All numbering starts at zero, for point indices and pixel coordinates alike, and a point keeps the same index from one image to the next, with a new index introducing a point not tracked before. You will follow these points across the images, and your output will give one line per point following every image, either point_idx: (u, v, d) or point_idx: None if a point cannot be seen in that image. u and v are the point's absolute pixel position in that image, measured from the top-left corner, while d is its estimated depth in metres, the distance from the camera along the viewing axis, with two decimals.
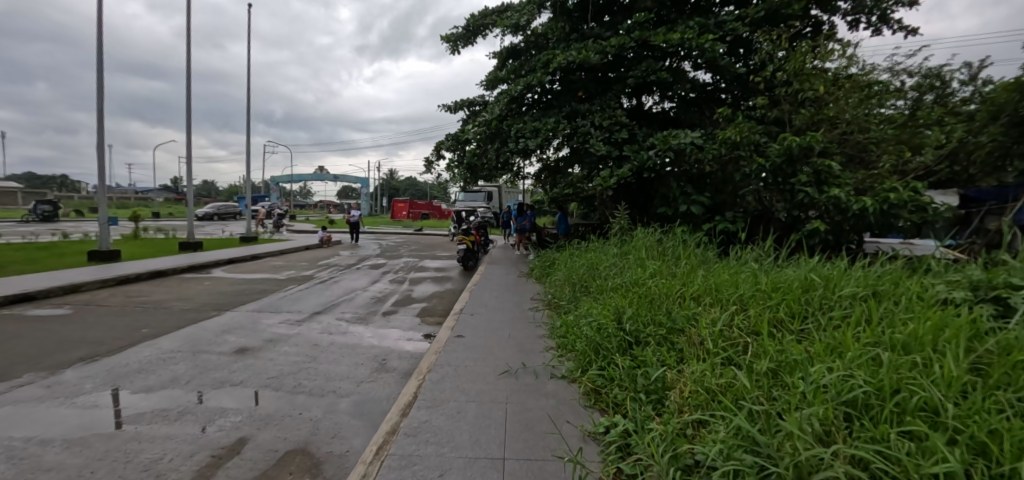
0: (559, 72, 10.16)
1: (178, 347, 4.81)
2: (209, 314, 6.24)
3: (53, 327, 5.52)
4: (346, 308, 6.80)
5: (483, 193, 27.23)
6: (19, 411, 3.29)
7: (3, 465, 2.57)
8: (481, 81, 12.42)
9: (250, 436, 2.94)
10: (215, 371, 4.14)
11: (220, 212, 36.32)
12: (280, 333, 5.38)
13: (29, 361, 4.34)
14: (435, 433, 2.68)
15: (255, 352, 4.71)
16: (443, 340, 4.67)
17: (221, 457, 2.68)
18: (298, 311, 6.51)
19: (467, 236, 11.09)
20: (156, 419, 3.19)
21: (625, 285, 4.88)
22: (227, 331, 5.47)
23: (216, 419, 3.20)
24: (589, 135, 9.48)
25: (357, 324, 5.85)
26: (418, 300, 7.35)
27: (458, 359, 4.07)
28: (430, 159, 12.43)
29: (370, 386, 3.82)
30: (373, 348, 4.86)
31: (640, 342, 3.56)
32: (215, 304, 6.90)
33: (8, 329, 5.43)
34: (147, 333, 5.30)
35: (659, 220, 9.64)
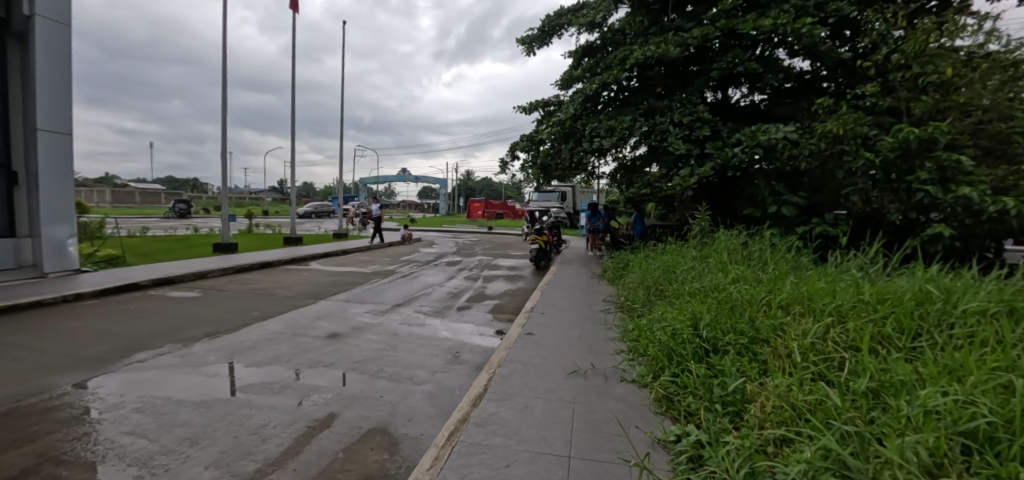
0: (637, 68, 9.90)
1: (281, 329, 5.45)
2: (306, 302, 6.95)
3: (185, 307, 6.53)
4: (423, 301, 7.20)
5: (557, 193, 27.16)
6: (162, 374, 3.98)
7: (149, 418, 3.13)
8: (556, 81, 12.42)
9: (338, 412, 3.25)
10: (310, 352, 4.63)
11: (317, 211, 40.40)
12: (365, 322, 5.86)
13: (168, 334, 5.19)
14: (502, 425, 2.77)
15: (344, 338, 5.18)
16: (514, 337, 4.77)
17: (314, 429, 3.00)
18: (381, 303, 7.01)
19: (540, 236, 11.12)
20: (263, 390, 3.66)
21: (705, 290, 4.61)
22: (320, 317, 6.07)
23: (310, 395, 3.58)
24: (668, 133, 9.09)
25: (433, 318, 6.18)
26: (490, 297, 7.56)
27: (527, 356, 4.14)
28: (505, 159, 12.60)
29: (443, 376, 4.03)
30: (447, 341, 5.12)
31: (718, 350, 3.37)
32: (311, 293, 7.67)
33: (153, 307, 6.53)
34: (256, 316, 6.06)
35: (745, 222, 9.03)
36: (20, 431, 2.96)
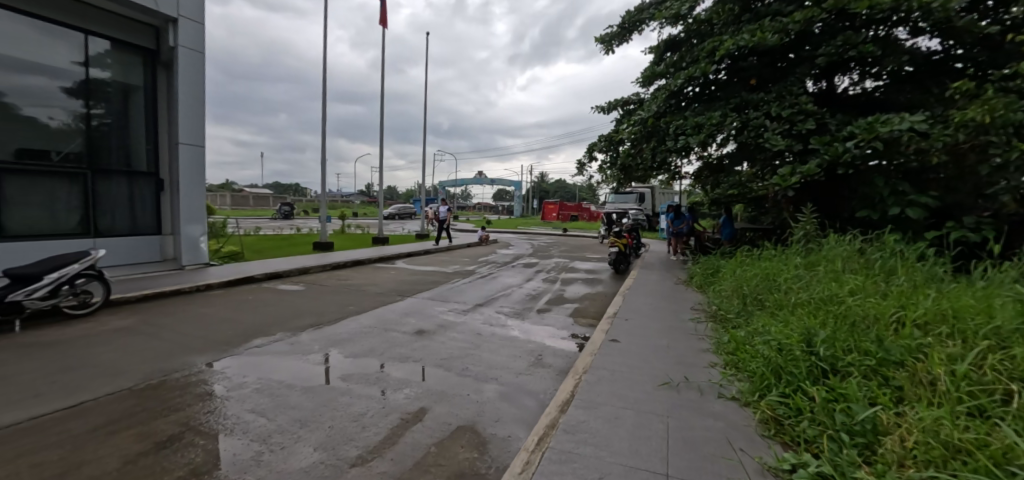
0: (727, 60, 9.25)
1: (373, 324, 5.83)
2: (395, 299, 7.38)
3: (292, 299, 7.26)
4: (503, 302, 7.30)
5: (636, 194, 25.70)
6: (277, 359, 4.44)
7: (268, 398, 3.50)
8: (636, 78, 11.95)
9: (429, 407, 3.37)
10: (400, 347, 4.88)
11: (401, 213, 42.98)
12: (449, 320, 6.07)
13: (279, 323, 5.80)
14: (593, 435, 2.68)
15: (430, 335, 5.40)
16: (597, 343, 4.64)
17: (408, 421, 3.14)
18: (463, 302, 7.23)
19: (620, 239, 10.77)
20: (361, 380, 3.92)
21: (815, 302, 4.12)
22: (407, 314, 6.40)
23: (403, 388, 3.76)
24: (763, 128, 8.33)
25: (513, 319, 6.23)
26: (569, 300, 7.46)
27: (613, 363, 4.00)
28: (582, 161, 12.37)
29: (527, 378, 4.02)
30: (528, 343, 5.12)
31: (838, 372, 2.97)
32: (398, 290, 8.14)
33: (266, 298, 7.34)
34: (352, 310, 6.55)
35: (859, 225, 7.97)
36: (168, 401, 3.45)
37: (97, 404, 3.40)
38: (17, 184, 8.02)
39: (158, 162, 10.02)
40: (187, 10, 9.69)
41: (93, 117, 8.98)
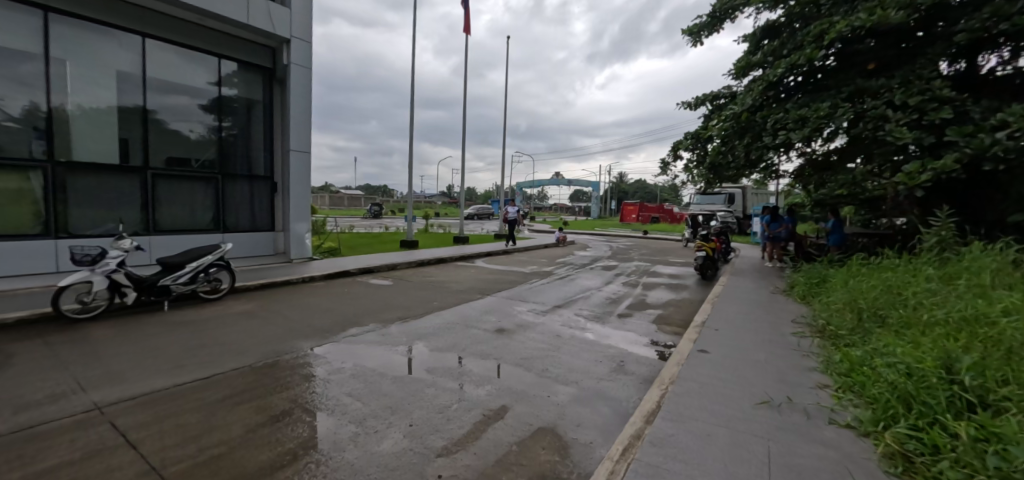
0: (838, 43, 8.26)
1: (457, 320, 6.07)
2: (475, 297, 7.62)
3: (382, 293, 7.81)
4: (582, 305, 7.20)
5: (724, 195, 24.03)
6: (371, 348, 4.80)
7: (364, 384, 3.80)
8: (728, 71, 11.11)
9: (510, 406, 3.43)
10: (482, 344, 5.02)
11: (480, 213, 44.34)
12: (529, 321, 6.12)
13: (372, 315, 6.27)
14: (682, 451, 2.53)
15: (510, 334, 5.49)
16: (684, 353, 4.38)
17: (490, 418, 3.22)
18: (542, 303, 7.26)
19: (708, 243, 10.08)
20: (446, 374, 4.09)
21: (956, 322, 3.52)
22: (488, 312, 6.56)
23: (485, 384, 3.86)
24: (885, 119, 7.30)
25: (593, 323, 6.11)
26: (652, 306, 7.15)
27: (702, 376, 3.76)
28: (667, 160, 11.77)
29: (608, 385, 3.92)
30: (609, 348, 4.99)
31: (989, 406, 2.50)
32: (479, 288, 8.39)
33: (361, 291, 7.98)
34: (436, 306, 6.88)
35: (1013, 231, 6.67)
36: (280, 380, 3.88)
37: (226, 377, 3.93)
38: (168, 187, 9.56)
39: (273, 167, 11.35)
40: (299, 31, 10.83)
41: (224, 129, 10.42)
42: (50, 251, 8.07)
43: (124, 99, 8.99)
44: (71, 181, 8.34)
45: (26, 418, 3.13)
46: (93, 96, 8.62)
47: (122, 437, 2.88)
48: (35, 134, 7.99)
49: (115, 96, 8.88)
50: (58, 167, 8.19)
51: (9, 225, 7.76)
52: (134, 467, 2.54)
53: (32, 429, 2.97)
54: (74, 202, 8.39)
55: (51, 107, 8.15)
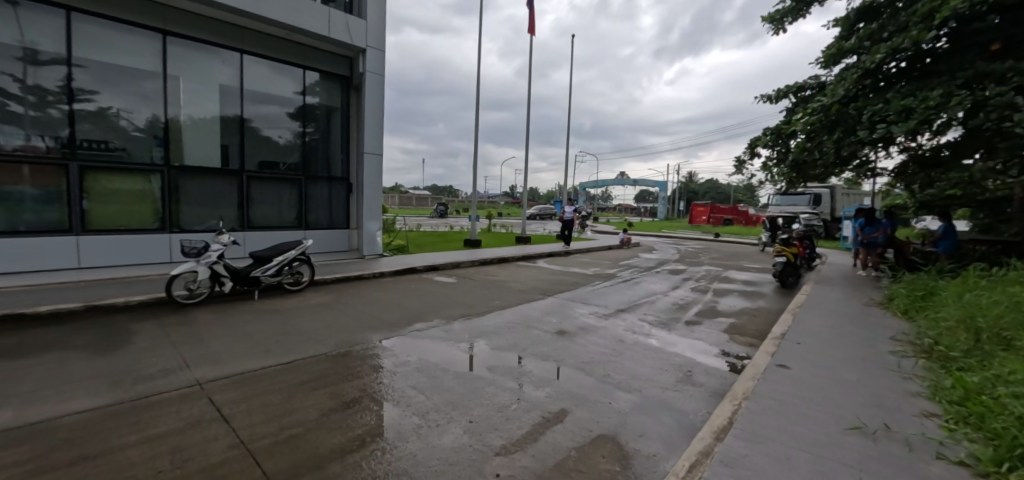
0: (953, 22, 7.22)
1: (517, 320, 6.09)
2: (536, 297, 7.62)
3: (446, 290, 8.05)
4: (647, 310, 6.93)
5: (808, 196, 21.90)
6: (433, 343, 4.95)
7: (428, 378, 3.93)
8: (816, 60, 10.13)
9: (570, 410, 3.37)
10: (543, 345, 5.00)
11: (542, 214, 44.38)
12: (590, 324, 6.00)
13: (436, 311, 6.48)
14: (757, 473, 2.34)
15: (571, 336, 5.41)
16: (760, 367, 4.05)
17: (549, 420, 3.19)
18: (604, 306, 7.08)
19: (789, 248, 9.25)
20: (505, 372, 4.12)
21: None
22: (549, 313, 6.52)
23: (544, 386, 3.83)
24: (1015, 107, 6.26)
25: (659, 329, 5.86)
26: (724, 314, 6.70)
27: (781, 393, 3.45)
28: (742, 158, 10.98)
29: (674, 395, 3.73)
30: (675, 356, 4.75)
31: None
32: (540, 289, 8.37)
33: (426, 287, 8.30)
34: (497, 305, 6.96)
35: None
36: (351, 369, 4.12)
37: (305, 363, 4.25)
38: (260, 188, 10.56)
39: (349, 168, 12.13)
40: (374, 40, 11.46)
41: (307, 134, 11.33)
42: (165, 243, 9.25)
43: (226, 110, 10.07)
44: (183, 182, 9.50)
45: (143, 389, 3.59)
46: (201, 108, 9.74)
47: (218, 411, 3.22)
48: (156, 142, 9.19)
49: (219, 107, 9.96)
50: (172, 170, 9.36)
51: (135, 220, 9.00)
52: (226, 440, 2.82)
53: (148, 399, 3.41)
54: (185, 200, 9.55)
55: (168, 118, 9.31)
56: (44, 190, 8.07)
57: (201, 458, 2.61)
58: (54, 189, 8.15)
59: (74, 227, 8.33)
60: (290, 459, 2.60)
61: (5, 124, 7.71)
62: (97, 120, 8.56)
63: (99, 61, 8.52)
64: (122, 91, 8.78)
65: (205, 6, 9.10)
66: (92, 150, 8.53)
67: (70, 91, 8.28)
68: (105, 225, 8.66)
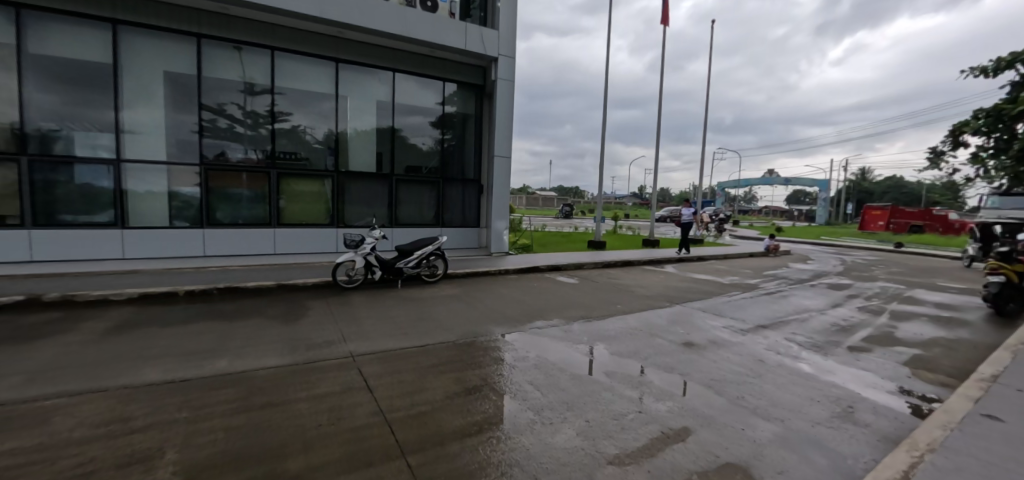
0: None
1: (640, 326, 5.81)
2: (663, 304, 7.16)
3: (567, 291, 8.07)
4: (797, 328, 6.00)
5: None
6: (551, 343, 5.00)
7: (545, 376, 3.98)
8: None
9: (693, 429, 3.09)
10: (667, 356, 4.68)
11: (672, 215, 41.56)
12: (724, 338, 5.42)
13: (556, 311, 6.53)
14: None
15: (700, 350, 4.96)
16: (958, 415, 3.19)
17: (669, 437, 2.97)
18: (742, 320, 6.33)
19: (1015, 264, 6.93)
20: (624, 380, 3.97)
21: None
22: (676, 322, 6.08)
23: (665, 400, 3.59)
24: None
25: (812, 352, 5.02)
26: (905, 343, 5.45)
27: (988, 451, 2.67)
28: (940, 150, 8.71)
29: (828, 432, 3.16)
30: (833, 387, 4.02)
31: None
32: (667, 296, 7.85)
33: (548, 287, 8.43)
34: (619, 309, 6.73)
35: None
36: (474, 358, 4.40)
37: (436, 348, 4.68)
38: (406, 190, 11.93)
39: (480, 171, 12.97)
40: (505, 48, 12.00)
41: (446, 140, 12.42)
42: (334, 236, 11.05)
43: (381, 122, 11.59)
44: (347, 185, 11.23)
45: (313, 355, 4.35)
46: (362, 121, 11.39)
47: (366, 381, 3.73)
48: (329, 152, 11.02)
49: (376, 120, 11.54)
50: (341, 175, 11.13)
51: (313, 216, 10.93)
52: (370, 407, 3.26)
53: (315, 363, 4.12)
54: (349, 200, 11.29)
55: (338, 131, 11.10)
56: (255, 192, 10.31)
57: (350, 419, 3.06)
58: (261, 191, 10.36)
59: (273, 221, 10.46)
60: (418, 433, 2.89)
61: (232, 142, 10.07)
62: (290, 136, 10.60)
63: (292, 89, 10.56)
64: (307, 111, 10.75)
65: (366, 34, 10.59)
66: (286, 160, 10.60)
67: (273, 113, 10.42)
68: (293, 220, 10.70)
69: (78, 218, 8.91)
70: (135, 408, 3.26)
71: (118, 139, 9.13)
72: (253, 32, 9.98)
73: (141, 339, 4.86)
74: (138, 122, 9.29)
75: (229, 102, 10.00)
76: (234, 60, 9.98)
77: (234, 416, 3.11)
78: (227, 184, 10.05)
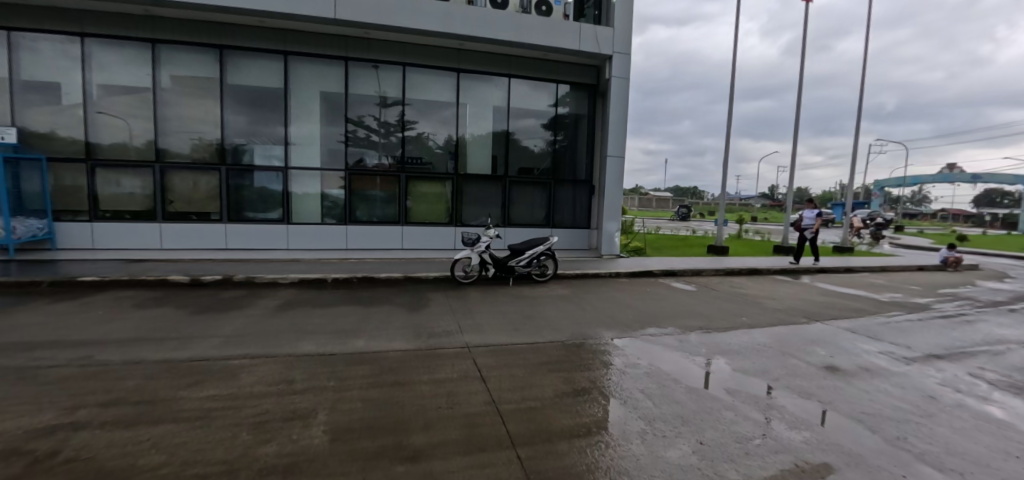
0: None
1: (769, 343, 5.20)
2: (799, 320, 6.30)
3: (684, 298, 7.56)
4: (987, 362, 4.81)
5: None
6: (664, 351, 4.75)
7: (657, 385, 3.80)
8: None
9: (835, 466, 2.68)
10: (802, 379, 4.12)
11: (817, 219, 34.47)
12: (880, 366, 4.58)
13: (670, 318, 6.17)
14: None
15: (847, 376, 4.27)
16: None
17: (803, 471, 2.62)
18: (907, 347, 5.27)
19: None
20: (748, 400, 3.60)
21: None
22: (816, 342, 5.31)
23: (800, 428, 3.17)
24: None
25: (1010, 394, 3.98)
26: None
27: None
28: None
29: None
30: None
31: None
32: (805, 311, 6.89)
33: (662, 293, 8.00)
34: (744, 322, 6.09)
35: None
36: (583, 360, 4.38)
37: (546, 346, 4.76)
38: (518, 191, 12.32)
39: (592, 172, 12.83)
40: (620, 45, 11.65)
41: (557, 142, 12.54)
42: (452, 234, 11.90)
43: (496, 126, 12.15)
44: (465, 186, 11.99)
45: (433, 342, 4.75)
46: (479, 126, 12.07)
47: (480, 372, 3.95)
48: (449, 156, 11.89)
49: (491, 125, 12.13)
50: (459, 178, 11.93)
51: (435, 215, 11.89)
52: (482, 396, 3.45)
53: (436, 350, 4.50)
54: (466, 201, 12.04)
55: (458, 137, 11.91)
56: (387, 193, 11.58)
57: (466, 406, 3.27)
58: (392, 192, 11.60)
59: (402, 220, 11.64)
60: (528, 427, 2.97)
61: (370, 149, 11.46)
62: (417, 142, 11.69)
63: (419, 100, 11.63)
64: (431, 120, 11.75)
65: (484, 44, 11.18)
66: (413, 164, 11.71)
67: (403, 123, 11.59)
68: (418, 219, 11.77)
69: (258, 215, 10.96)
70: (296, 373, 3.91)
71: (286, 150, 11.01)
72: (388, 52, 11.21)
73: (300, 316, 5.81)
74: (301, 135, 11.07)
75: (368, 114, 11.39)
76: (373, 77, 11.33)
77: (370, 390, 3.55)
78: (366, 186, 11.45)
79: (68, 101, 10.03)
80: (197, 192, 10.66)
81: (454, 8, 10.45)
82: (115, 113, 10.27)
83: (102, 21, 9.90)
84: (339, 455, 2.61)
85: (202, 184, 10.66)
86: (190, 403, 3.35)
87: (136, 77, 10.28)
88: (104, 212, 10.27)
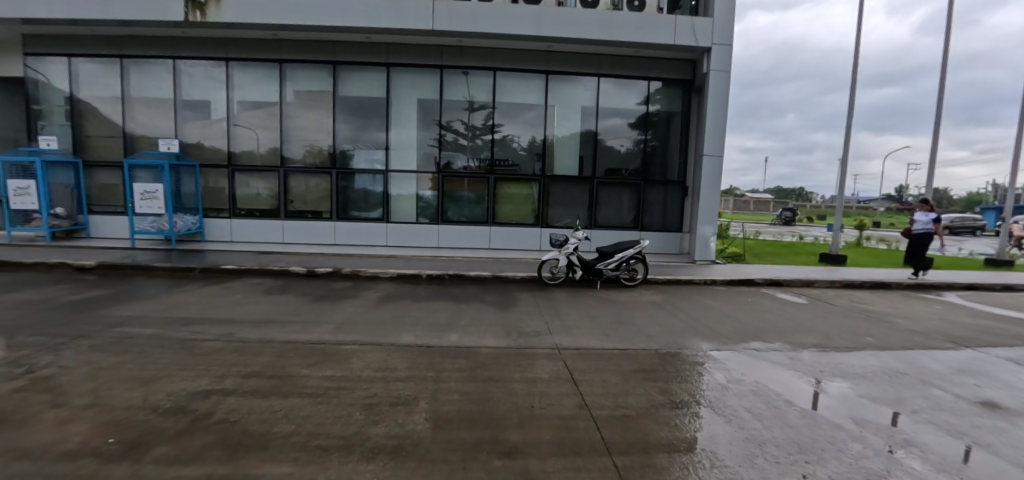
0: None
1: (904, 368, 4.51)
2: (943, 344, 5.38)
3: (793, 311, 6.85)
4: None
5: None
6: (771, 368, 4.34)
7: (765, 405, 3.48)
8: None
9: None
10: (950, 415, 3.51)
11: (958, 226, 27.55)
12: None
13: (777, 333, 5.61)
14: None
15: (1013, 415, 3.55)
16: None
17: None
18: None
19: None
20: (879, 432, 3.15)
21: None
22: (967, 372, 4.49)
23: (950, 471, 2.70)
24: None
25: None
26: None
27: None
28: None
29: None
30: None
31: None
32: (950, 334, 5.87)
33: (767, 304, 7.32)
34: (870, 342, 5.34)
35: None
36: (679, 371, 4.16)
37: (637, 354, 4.61)
38: (605, 192, 12.08)
39: (685, 172, 12.15)
40: (719, 35, 10.87)
41: (647, 141, 12.08)
42: (538, 235, 12.02)
43: (583, 127, 12.03)
44: (551, 188, 12.03)
45: (523, 342, 4.84)
46: (566, 128, 12.04)
47: (570, 374, 3.94)
48: (536, 158, 12.02)
49: (578, 125, 12.04)
50: (546, 179, 12.01)
51: (521, 216, 12.10)
52: (575, 399, 3.43)
53: (526, 350, 4.57)
54: (553, 202, 12.07)
55: (544, 138, 12.00)
56: (476, 194, 12.04)
57: (559, 408, 3.28)
58: (481, 193, 12.02)
59: (490, 220, 12.01)
60: (623, 436, 2.89)
61: (460, 152, 11.99)
62: (505, 145, 11.99)
63: (507, 103, 11.92)
64: (518, 122, 11.98)
65: (573, 44, 11.12)
66: (501, 166, 12.02)
67: (491, 126, 11.96)
68: (505, 219, 12.06)
69: (362, 214, 12.02)
70: (399, 362, 4.22)
71: (387, 155, 11.93)
72: (479, 58, 11.63)
73: (399, 309, 6.26)
74: (399, 140, 11.93)
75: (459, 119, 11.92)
76: (463, 84, 11.84)
77: (466, 383, 3.70)
78: (456, 187, 12.00)
79: (216, 116, 11.85)
80: (312, 193, 11.98)
81: (543, 11, 10.54)
82: (250, 125, 11.89)
83: (243, 46, 11.53)
84: (442, 443, 2.77)
85: (316, 186, 11.96)
86: (312, 381, 3.77)
87: (266, 93, 11.83)
88: (241, 210, 11.97)
